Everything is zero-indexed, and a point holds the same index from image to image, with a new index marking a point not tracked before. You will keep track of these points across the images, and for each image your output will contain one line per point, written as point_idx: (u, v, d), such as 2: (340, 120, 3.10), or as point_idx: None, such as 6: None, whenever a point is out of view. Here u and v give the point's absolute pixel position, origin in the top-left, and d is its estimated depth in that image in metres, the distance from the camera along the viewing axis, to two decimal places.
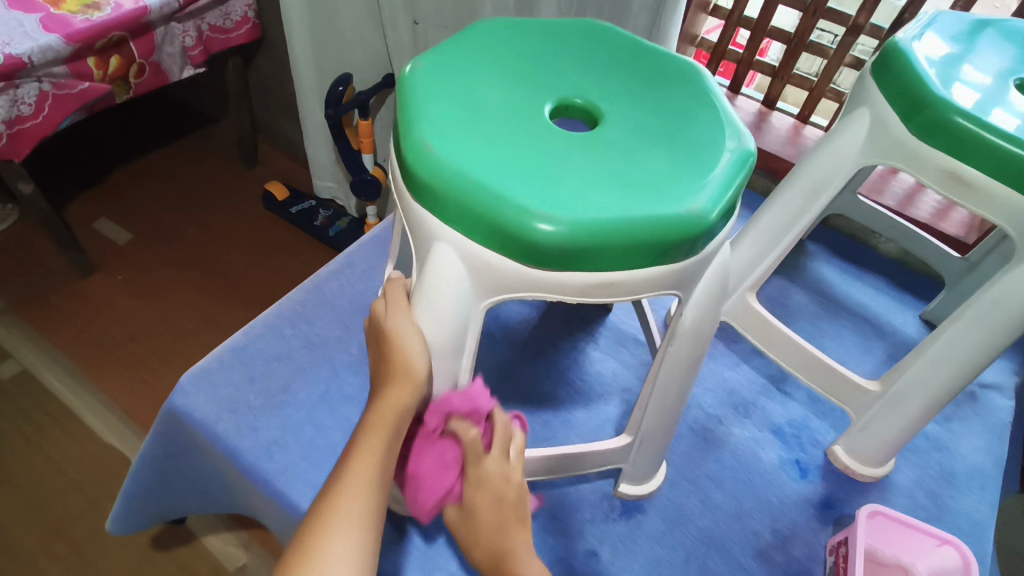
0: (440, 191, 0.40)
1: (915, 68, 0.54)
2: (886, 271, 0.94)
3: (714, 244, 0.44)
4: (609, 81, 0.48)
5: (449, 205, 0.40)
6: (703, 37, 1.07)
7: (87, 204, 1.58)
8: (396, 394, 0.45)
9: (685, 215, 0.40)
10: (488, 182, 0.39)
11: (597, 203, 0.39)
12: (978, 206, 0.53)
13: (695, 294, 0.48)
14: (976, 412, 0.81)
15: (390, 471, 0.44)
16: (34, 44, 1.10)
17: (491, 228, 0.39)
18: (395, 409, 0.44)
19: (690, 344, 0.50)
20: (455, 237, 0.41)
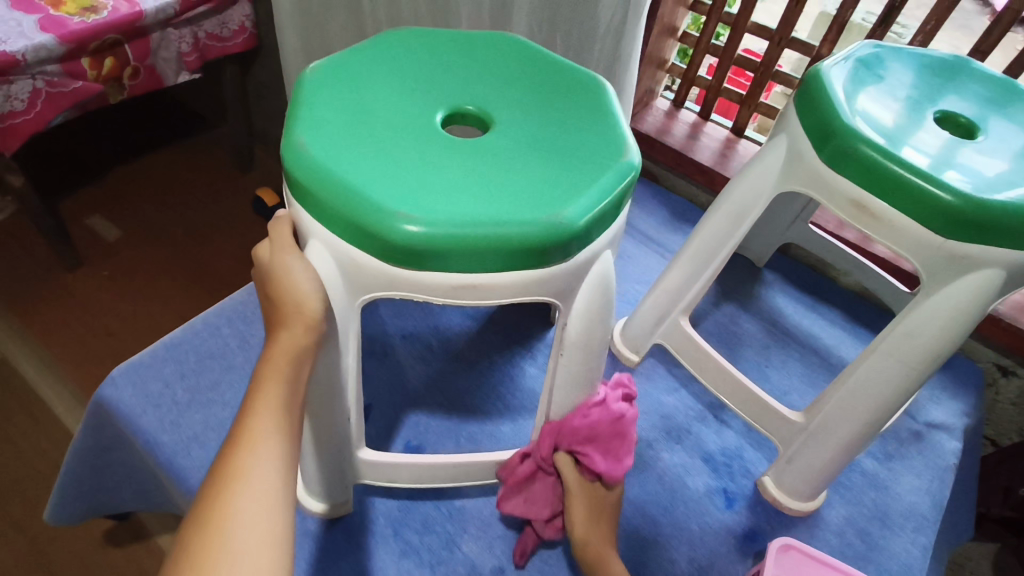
0: (307, 187, 0.40)
1: (828, 97, 0.54)
2: (842, 304, 0.93)
3: (590, 251, 0.44)
4: (507, 93, 0.49)
5: (316, 201, 0.41)
6: (673, 63, 1.08)
7: (82, 201, 1.62)
8: (289, 335, 0.42)
9: (547, 222, 0.40)
10: (352, 181, 0.40)
11: (458, 207, 0.40)
12: (883, 235, 0.53)
13: (575, 307, 0.47)
14: (920, 451, 0.78)
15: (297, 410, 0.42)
16: (29, 42, 1.14)
17: (352, 226, 0.40)
18: (289, 354, 0.42)
19: (579, 355, 0.50)
20: (325, 235, 0.42)
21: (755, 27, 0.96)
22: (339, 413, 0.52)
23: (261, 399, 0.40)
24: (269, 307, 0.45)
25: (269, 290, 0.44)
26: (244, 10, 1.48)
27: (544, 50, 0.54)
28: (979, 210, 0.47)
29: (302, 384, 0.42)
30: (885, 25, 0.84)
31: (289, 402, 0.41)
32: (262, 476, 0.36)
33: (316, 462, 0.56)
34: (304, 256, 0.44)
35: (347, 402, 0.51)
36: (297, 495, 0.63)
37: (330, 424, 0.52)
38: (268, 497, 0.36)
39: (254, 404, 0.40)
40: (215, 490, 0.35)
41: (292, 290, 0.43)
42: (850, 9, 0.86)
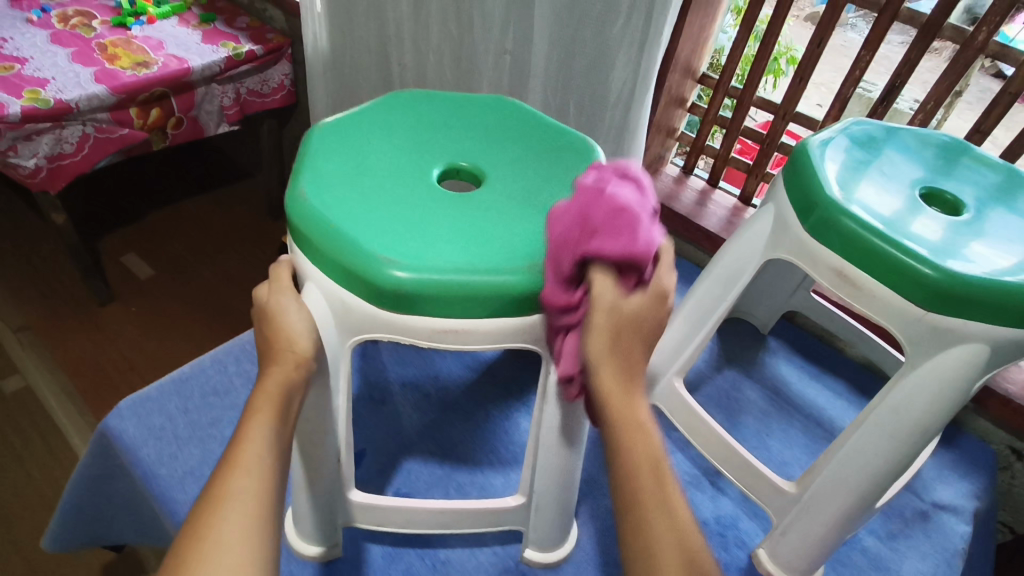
0: (303, 231, 0.43)
1: (813, 170, 0.56)
2: (848, 375, 0.92)
3: None
4: (500, 153, 0.52)
5: (311, 244, 0.43)
6: (683, 133, 1.12)
7: (118, 239, 1.70)
8: (280, 370, 0.43)
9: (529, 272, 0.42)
10: (345, 227, 0.43)
11: (442, 254, 0.43)
12: (867, 305, 0.53)
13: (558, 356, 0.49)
14: (927, 533, 0.75)
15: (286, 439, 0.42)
16: (83, 92, 1.26)
17: (343, 268, 0.42)
18: (280, 388, 0.42)
19: (564, 404, 0.52)
20: (320, 277, 0.45)
21: (761, 102, 1.00)
22: (329, 452, 0.53)
23: (254, 425, 0.41)
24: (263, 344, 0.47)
25: (263, 326, 0.46)
26: (284, 69, 1.58)
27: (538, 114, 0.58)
28: (958, 285, 0.48)
29: (292, 419, 0.43)
30: (886, 103, 0.86)
31: (280, 432, 0.41)
32: (244, 503, 0.37)
33: (303, 502, 0.57)
34: (299, 295, 0.46)
35: (336, 443, 0.52)
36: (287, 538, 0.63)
37: (321, 466, 0.53)
38: (251, 519, 0.37)
39: (246, 429, 0.41)
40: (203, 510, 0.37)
41: (287, 329, 0.44)
42: (851, 88, 0.89)
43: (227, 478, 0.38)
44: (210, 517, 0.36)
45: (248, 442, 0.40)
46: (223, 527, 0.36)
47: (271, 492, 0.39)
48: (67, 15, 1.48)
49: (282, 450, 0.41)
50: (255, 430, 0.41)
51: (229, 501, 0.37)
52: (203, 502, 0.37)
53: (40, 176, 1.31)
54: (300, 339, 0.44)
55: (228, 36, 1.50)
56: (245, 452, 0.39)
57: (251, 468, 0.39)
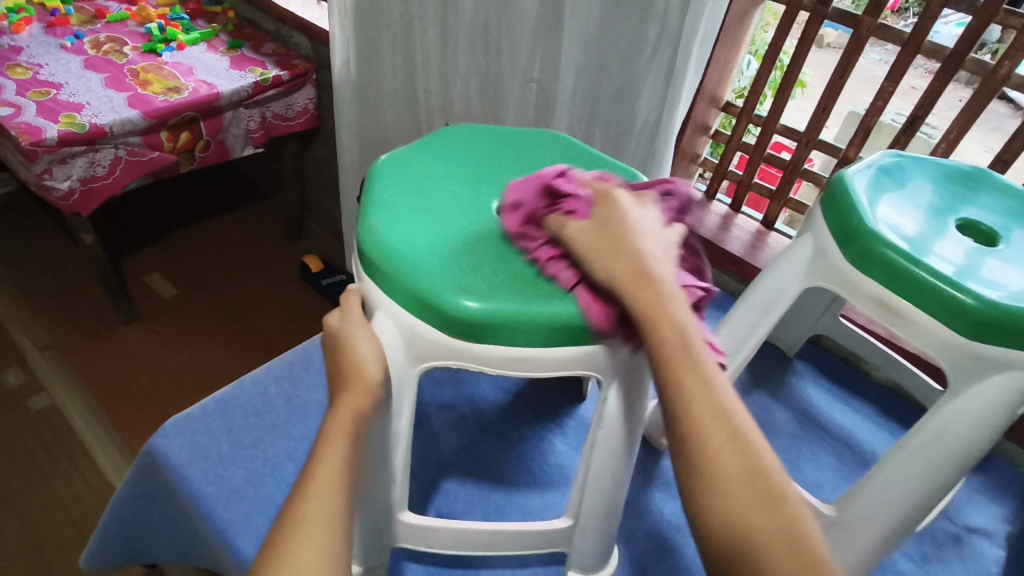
0: (378, 265, 0.46)
1: (853, 202, 0.58)
2: (875, 399, 0.93)
3: None
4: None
5: (385, 277, 0.46)
6: (706, 159, 1.14)
7: (142, 259, 1.73)
8: (353, 398, 0.45)
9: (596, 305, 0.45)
10: (419, 261, 0.45)
11: (512, 288, 0.45)
12: (910, 333, 0.55)
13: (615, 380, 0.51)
14: (960, 556, 0.76)
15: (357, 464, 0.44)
16: (117, 117, 1.29)
17: (418, 300, 0.44)
18: (351, 415, 0.44)
19: (618, 428, 0.53)
20: (391, 306, 0.46)
21: (784, 129, 1.02)
22: (387, 474, 0.54)
23: (329, 449, 0.43)
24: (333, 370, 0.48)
25: (334, 355, 0.48)
26: (308, 94, 1.62)
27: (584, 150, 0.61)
28: (999, 316, 0.50)
29: (364, 444, 0.45)
30: (909, 133, 0.89)
31: (352, 456, 0.43)
32: (313, 528, 0.39)
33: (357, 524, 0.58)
34: (369, 325, 0.48)
35: (394, 467, 0.53)
36: None
37: (378, 488, 0.54)
38: (320, 544, 0.39)
39: (322, 453, 0.43)
40: (281, 530, 0.40)
41: (356, 357, 0.46)
42: (874, 117, 0.91)
43: (301, 501, 0.41)
44: (286, 538, 0.39)
45: (321, 467, 0.42)
46: (295, 549, 0.38)
47: (342, 514, 0.41)
48: (100, 41, 1.52)
49: (354, 474, 0.43)
50: (328, 455, 0.43)
51: (302, 521, 0.40)
52: (282, 523, 0.41)
53: (73, 198, 1.34)
54: (368, 368, 0.46)
55: (255, 62, 1.54)
56: (319, 476, 0.42)
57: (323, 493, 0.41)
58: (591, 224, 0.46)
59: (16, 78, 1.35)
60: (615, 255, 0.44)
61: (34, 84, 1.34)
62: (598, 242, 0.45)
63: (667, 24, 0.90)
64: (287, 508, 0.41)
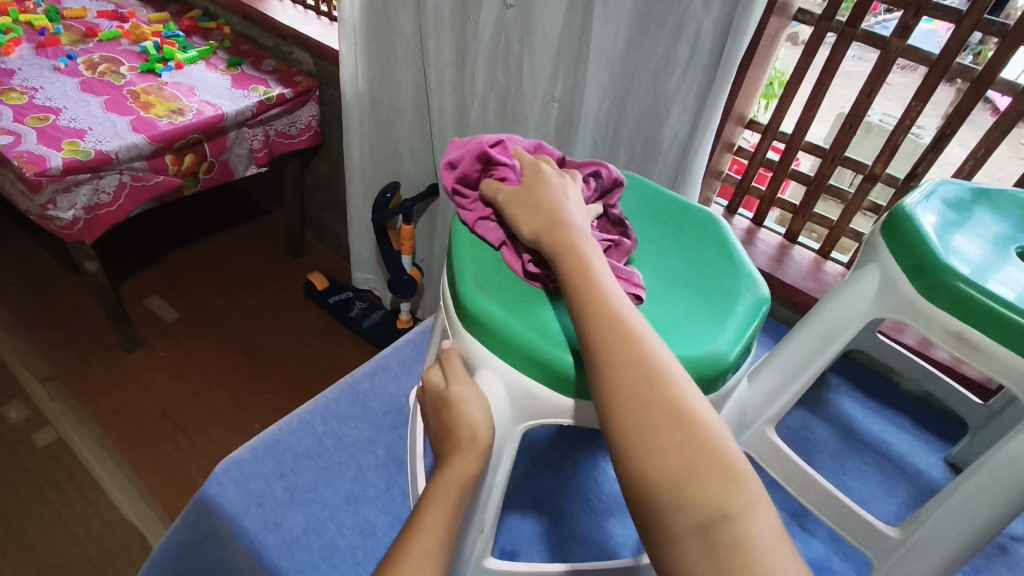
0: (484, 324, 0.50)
1: (920, 234, 0.59)
2: (910, 410, 0.95)
3: (733, 379, 0.53)
4: (634, 243, 0.61)
5: (489, 335, 0.50)
6: (728, 174, 1.15)
7: (141, 283, 1.68)
8: (461, 463, 0.45)
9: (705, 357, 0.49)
10: (528, 321, 0.50)
11: None
12: (984, 364, 0.56)
13: None
14: (1008, 566, 0.78)
15: (455, 535, 0.44)
16: (122, 142, 1.25)
17: (532, 358, 0.48)
18: (458, 481, 0.45)
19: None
20: (501, 366, 0.50)
21: (808, 146, 1.04)
22: (474, 524, 0.54)
23: (429, 516, 0.43)
24: (438, 427, 0.50)
25: (442, 414, 0.49)
26: (311, 111, 1.60)
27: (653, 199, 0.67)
28: None
29: (464, 515, 0.45)
30: (937, 150, 0.91)
31: (452, 527, 0.43)
32: None
33: None
34: (475, 381, 0.50)
35: (486, 517, 0.54)
36: None
37: (466, 536, 0.55)
38: None
39: (420, 520, 0.43)
40: None
41: (467, 418, 0.47)
42: (902, 134, 0.93)
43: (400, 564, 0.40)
44: None
45: (419, 535, 0.42)
46: None
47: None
48: (94, 62, 1.47)
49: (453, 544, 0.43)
50: (430, 521, 0.42)
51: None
52: None
53: (76, 227, 1.30)
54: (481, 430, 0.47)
55: (257, 79, 1.51)
56: (415, 544, 0.41)
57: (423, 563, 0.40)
58: (518, 187, 0.56)
59: (12, 103, 1.30)
60: (531, 215, 0.52)
61: (31, 109, 1.29)
62: (519, 205, 0.54)
63: (700, 45, 0.90)
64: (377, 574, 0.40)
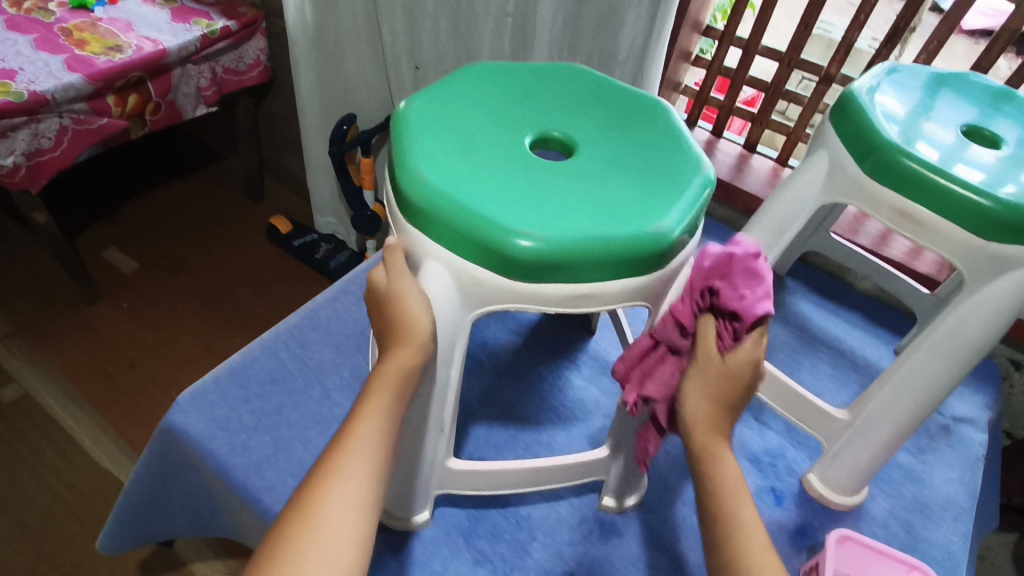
0: (430, 213, 0.48)
1: (868, 115, 0.60)
2: (863, 308, 0.98)
3: (679, 260, 0.53)
4: (582, 121, 0.59)
5: (438, 225, 0.48)
6: (687, 86, 1.14)
7: (96, 235, 1.63)
8: (402, 355, 0.47)
9: (655, 232, 0.48)
10: (477, 204, 0.47)
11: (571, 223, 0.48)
12: (928, 240, 0.59)
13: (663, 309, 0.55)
14: (950, 444, 0.82)
15: (396, 426, 0.46)
16: (58, 82, 1.18)
17: (476, 244, 0.47)
18: (398, 372, 0.46)
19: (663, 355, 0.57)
20: (444, 254, 0.49)
21: (765, 50, 1.03)
22: (433, 423, 0.56)
23: (369, 408, 0.45)
24: (381, 325, 0.50)
25: (386, 312, 0.49)
26: (259, 45, 1.53)
27: (599, 78, 0.65)
28: (1014, 215, 0.53)
29: (404, 406, 0.47)
30: (891, 46, 0.91)
31: (391, 417, 0.45)
32: (345, 486, 0.41)
33: (408, 477, 0.60)
34: (417, 276, 0.49)
35: (444, 414, 0.56)
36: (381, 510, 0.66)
37: (424, 435, 0.56)
38: (355, 502, 0.40)
39: (361, 412, 0.45)
40: (311, 483, 0.41)
41: (409, 312, 0.48)
42: (856, 33, 0.93)
43: (342, 452, 0.43)
44: (315, 492, 0.40)
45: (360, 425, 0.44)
46: (329, 504, 0.40)
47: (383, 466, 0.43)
48: None
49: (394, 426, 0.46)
50: (369, 412, 0.45)
51: (342, 471, 0.41)
52: (315, 476, 0.42)
53: (18, 175, 1.25)
54: (418, 324, 0.48)
55: (199, 12, 1.43)
56: (356, 433, 0.43)
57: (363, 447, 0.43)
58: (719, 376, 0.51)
59: None
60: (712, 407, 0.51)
61: None
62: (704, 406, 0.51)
63: None
64: (319, 463, 0.43)
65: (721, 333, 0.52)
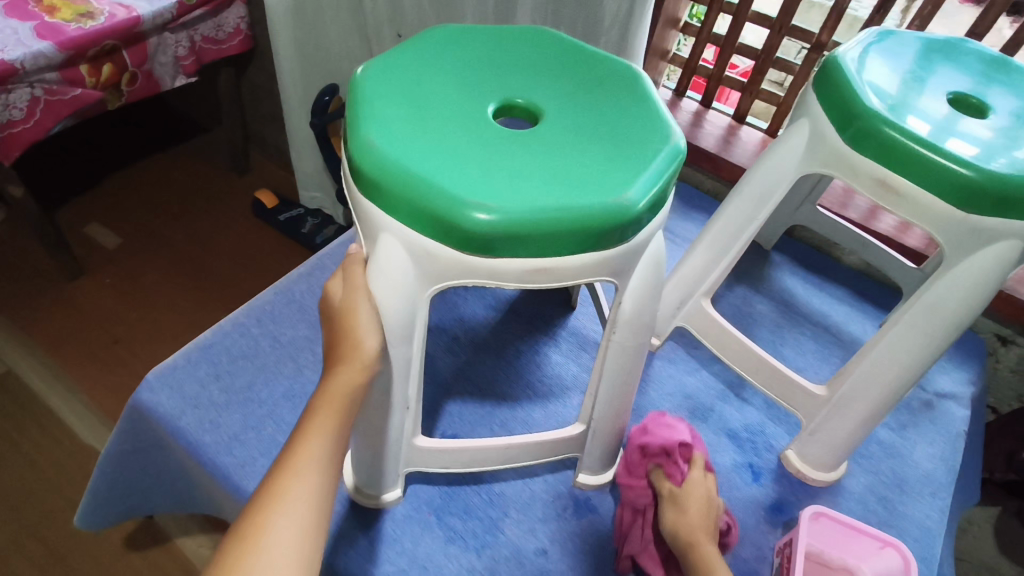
0: (381, 183, 0.46)
1: (850, 81, 0.58)
2: (849, 282, 0.96)
3: (645, 234, 0.51)
4: (548, 90, 0.57)
5: (390, 195, 0.46)
6: (675, 54, 1.11)
7: (78, 210, 1.61)
8: (344, 377, 0.48)
9: (616, 204, 0.47)
10: (430, 175, 0.46)
11: (529, 194, 0.46)
12: (907, 212, 0.57)
13: (631, 284, 0.54)
14: (931, 420, 0.81)
15: (341, 447, 0.47)
16: (27, 51, 1.15)
17: (427, 216, 0.45)
18: (344, 393, 0.47)
19: (631, 332, 0.56)
20: (398, 228, 0.48)
21: (755, 16, 0.99)
22: (398, 401, 0.55)
23: (313, 431, 0.46)
24: (331, 339, 0.51)
25: (336, 328, 0.50)
26: (238, 12, 1.49)
27: (568, 47, 0.64)
28: (996, 186, 0.52)
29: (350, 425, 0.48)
30: None
31: (337, 438, 0.47)
32: (289, 517, 0.42)
33: (376, 456, 0.60)
34: (369, 297, 0.49)
35: (409, 392, 0.55)
36: (353, 487, 0.66)
37: (389, 413, 0.56)
38: (299, 532, 0.41)
39: (305, 435, 0.46)
40: (254, 514, 0.42)
41: (355, 331, 0.49)
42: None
43: (281, 481, 0.43)
44: (256, 525, 0.41)
45: (304, 449, 0.45)
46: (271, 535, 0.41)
47: (324, 500, 0.44)
48: None
49: (337, 454, 0.47)
50: (312, 439, 0.46)
51: (285, 499, 0.42)
52: (258, 503, 0.43)
53: None
54: (366, 341, 0.49)
55: None
56: (300, 460, 0.44)
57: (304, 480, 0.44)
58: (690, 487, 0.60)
59: None
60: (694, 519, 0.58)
61: None
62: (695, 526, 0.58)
63: None
64: (262, 490, 0.43)
65: (671, 471, 0.62)
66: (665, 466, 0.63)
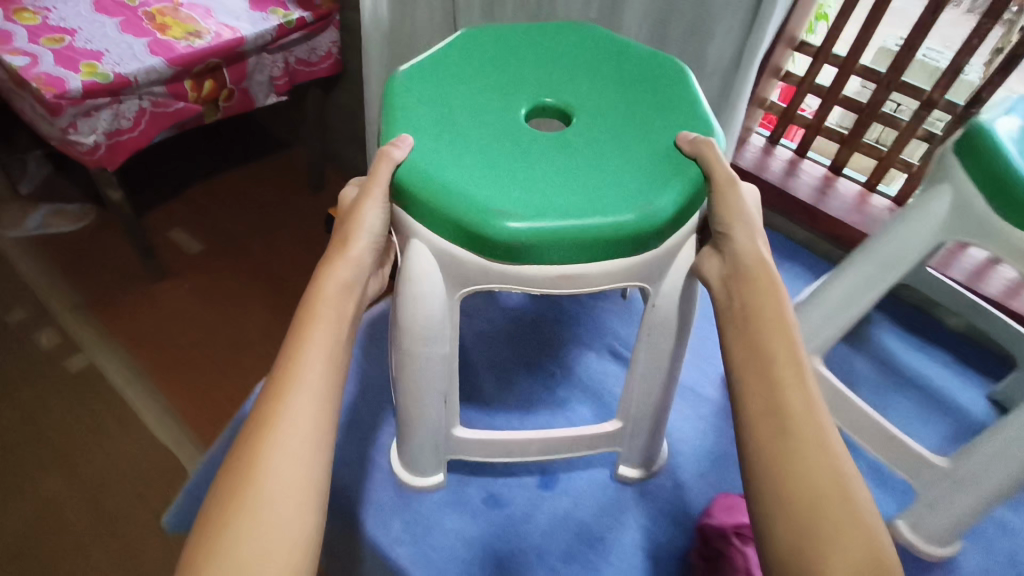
0: (421, 193, 0.60)
1: (1003, 150, 0.57)
2: (952, 345, 0.93)
3: (664, 246, 0.62)
4: (579, 107, 0.71)
5: (425, 204, 0.60)
6: (772, 102, 1.11)
7: (163, 215, 1.68)
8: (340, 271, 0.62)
9: (625, 222, 0.58)
10: (462, 188, 0.59)
11: (549, 209, 0.58)
12: None
13: (664, 286, 0.64)
14: None
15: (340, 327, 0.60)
16: (141, 66, 1.21)
17: (461, 225, 0.58)
18: (339, 289, 0.61)
19: (663, 332, 0.65)
20: (428, 233, 0.61)
21: (862, 70, 0.99)
22: (431, 390, 0.67)
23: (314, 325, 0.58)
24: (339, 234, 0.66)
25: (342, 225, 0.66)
26: (332, 36, 1.54)
27: (607, 70, 0.77)
28: None
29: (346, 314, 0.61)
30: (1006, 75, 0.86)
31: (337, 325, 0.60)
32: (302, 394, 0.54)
33: (422, 434, 0.72)
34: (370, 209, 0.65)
35: (442, 386, 0.68)
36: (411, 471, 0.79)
37: (426, 394, 0.68)
38: (311, 403, 0.54)
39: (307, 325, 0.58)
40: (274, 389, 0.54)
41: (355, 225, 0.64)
42: (966, 57, 0.89)
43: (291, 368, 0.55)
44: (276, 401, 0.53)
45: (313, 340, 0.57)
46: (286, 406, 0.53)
47: (328, 381, 0.56)
48: None
49: (336, 338, 0.59)
50: (309, 333, 0.58)
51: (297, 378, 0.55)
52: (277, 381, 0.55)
53: (100, 153, 1.28)
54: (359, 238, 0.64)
55: (277, 2, 1.44)
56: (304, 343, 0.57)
57: (304, 374, 0.55)
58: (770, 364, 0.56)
59: (26, 24, 1.25)
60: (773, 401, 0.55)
61: (45, 30, 1.25)
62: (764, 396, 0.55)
63: None
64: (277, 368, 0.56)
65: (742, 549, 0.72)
66: (727, 548, 0.73)
